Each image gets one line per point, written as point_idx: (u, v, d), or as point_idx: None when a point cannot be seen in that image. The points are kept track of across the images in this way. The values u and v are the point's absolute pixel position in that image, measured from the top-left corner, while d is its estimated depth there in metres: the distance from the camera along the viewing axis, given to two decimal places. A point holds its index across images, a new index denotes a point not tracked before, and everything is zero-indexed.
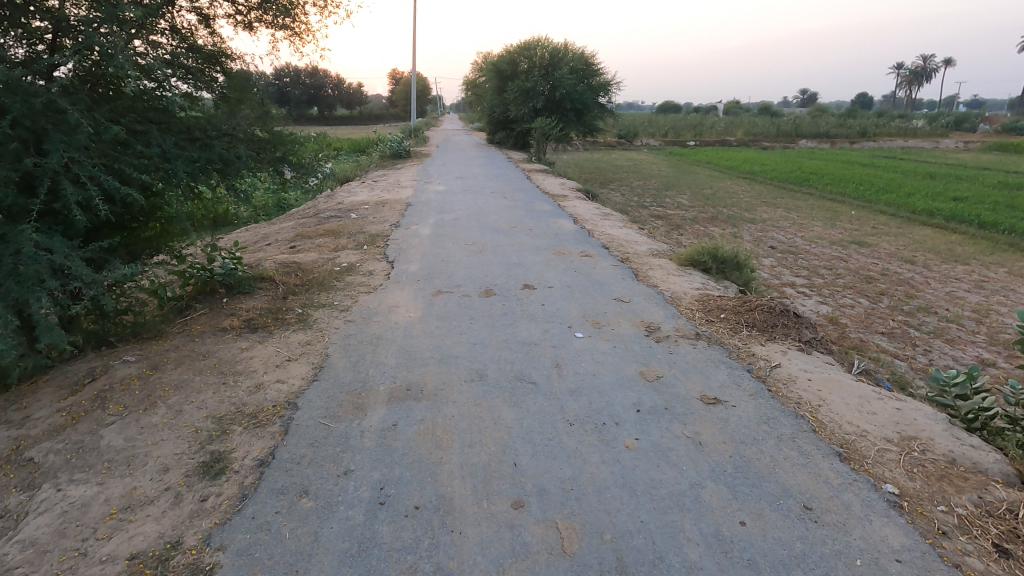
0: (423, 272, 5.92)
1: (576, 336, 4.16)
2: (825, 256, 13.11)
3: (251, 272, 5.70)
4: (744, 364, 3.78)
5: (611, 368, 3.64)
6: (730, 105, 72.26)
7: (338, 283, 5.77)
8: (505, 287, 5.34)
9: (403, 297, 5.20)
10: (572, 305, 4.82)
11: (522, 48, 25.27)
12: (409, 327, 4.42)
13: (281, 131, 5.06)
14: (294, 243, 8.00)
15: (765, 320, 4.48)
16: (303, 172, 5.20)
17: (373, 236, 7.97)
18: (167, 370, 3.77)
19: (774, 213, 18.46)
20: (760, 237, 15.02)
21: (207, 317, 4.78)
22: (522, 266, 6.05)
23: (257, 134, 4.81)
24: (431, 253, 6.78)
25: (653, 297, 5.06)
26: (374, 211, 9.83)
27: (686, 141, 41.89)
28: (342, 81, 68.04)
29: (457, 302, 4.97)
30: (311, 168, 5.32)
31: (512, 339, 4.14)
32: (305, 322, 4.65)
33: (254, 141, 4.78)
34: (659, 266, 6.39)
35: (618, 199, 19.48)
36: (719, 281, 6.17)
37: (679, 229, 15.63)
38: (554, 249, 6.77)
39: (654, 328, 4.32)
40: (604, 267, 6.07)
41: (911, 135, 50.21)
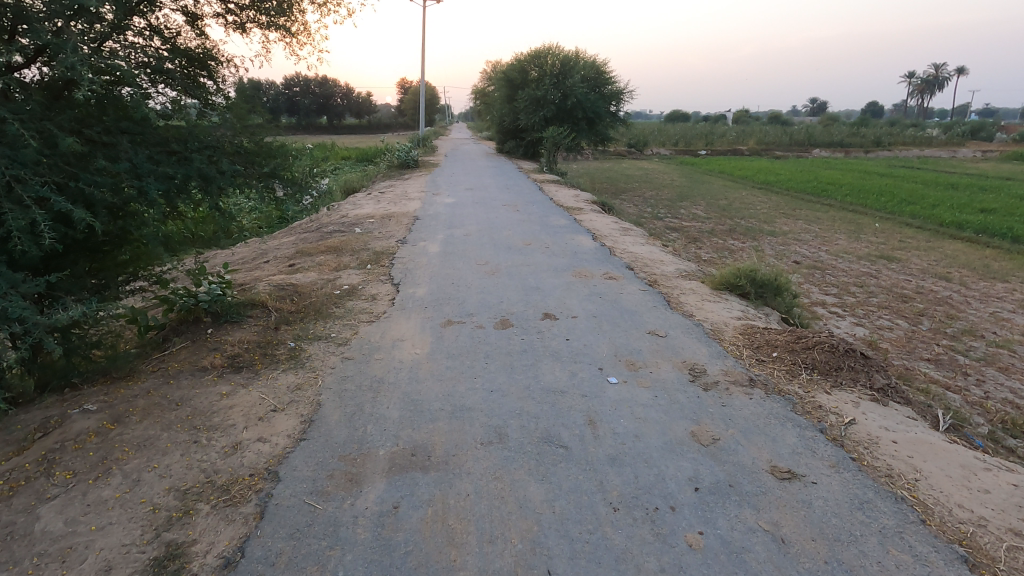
0: (432, 298, 5.36)
1: (609, 383, 3.57)
2: (854, 272, 12.44)
3: (241, 298, 5.17)
4: (813, 422, 3.17)
5: (656, 427, 3.04)
6: (740, 114, 72.14)
7: (338, 309, 5.22)
8: (522, 318, 4.76)
9: (408, 328, 4.63)
10: (601, 342, 4.22)
11: (532, 56, 24.78)
12: (416, 367, 3.84)
13: (275, 142, 4.50)
14: (293, 261, 7.49)
15: (827, 362, 3.86)
16: (299, 189, 4.65)
17: (378, 254, 7.44)
18: (131, 424, 3.21)
19: (794, 225, 17.80)
20: (783, 251, 14.39)
21: (187, 351, 4.23)
22: (540, 291, 5.48)
23: (245, 146, 4.23)
24: (440, 274, 6.22)
25: (691, 331, 4.45)
26: (379, 226, 9.31)
27: (697, 151, 41.38)
28: (352, 91, 68.28)
29: (469, 336, 4.39)
30: (309, 185, 4.79)
31: (535, 385, 3.54)
32: (297, 359, 4.09)
33: (243, 154, 4.21)
34: (691, 291, 5.81)
35: (632, 211, 18.93)
36: (759, 308, 5.57)
37: (697, 242, 15.04)
38: (574, 271, 6.18)
39: (698, 372, 3.71)
40: (631, 292, 5.49)
41: (927, 144, 49.36)
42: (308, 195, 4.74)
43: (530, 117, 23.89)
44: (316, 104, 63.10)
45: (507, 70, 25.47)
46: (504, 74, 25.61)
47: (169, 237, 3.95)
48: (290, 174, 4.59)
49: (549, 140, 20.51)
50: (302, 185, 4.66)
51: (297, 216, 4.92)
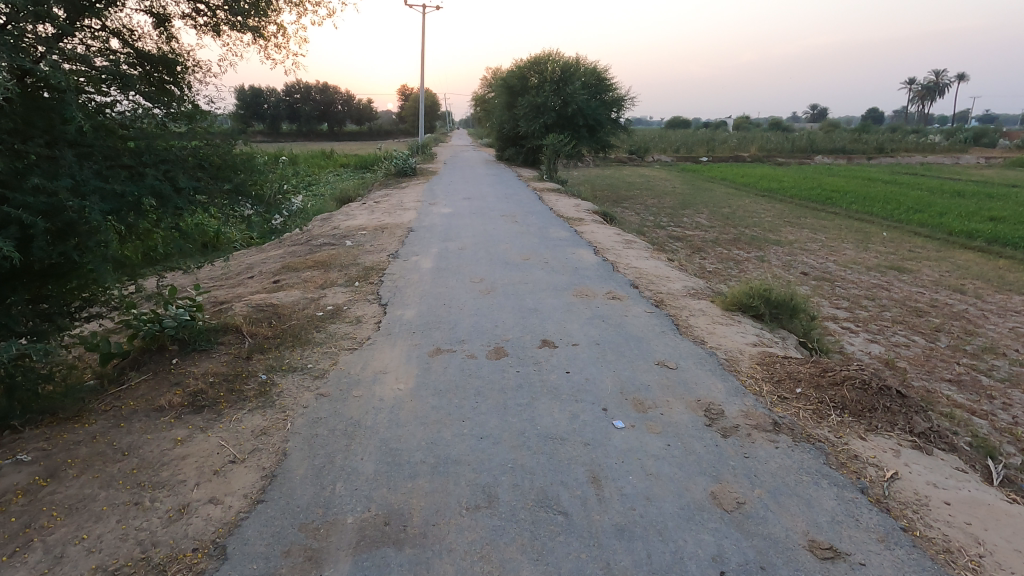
0: (420, 321, 4.95)
1: (616, 428, 3.14)
2: (864, 284, 12.03)
3: (214, 322, 4.77)
4: (852, 478, 2.75)
5: (671, 486, 2.62)
6: (741, 120, 71.91)
7: (318, 334, 4.82)
8: (518, 345, 4.34)
9: (392, 358, 4.21)
10: (605, 375, 3.79)
11: (531, 63, 24.50)
12: (397, 408, 3.42)
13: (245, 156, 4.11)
14: (278, 278, 7.10)
15: (858, 402, 3.44)
16: (273, 206, 4.26)
17: (367, 270, 7.05)
18: (66, 480, 2.79)
19: (799, 234, 17.41)
20: (790, 262, 13.99)
21: (147, 387, 3.82)
22: (538, 314, 5.07)
23: (210, 159, 3.85)
24: (431, 293, 5.82)
25: (704, 362, 4.03)
26: (372, 238, 8.91)
27: (698, 158, 41.10)
28: (352, 98, 68.17)
29: (458, 367, 3.98)
30: (283, 202, 4.40)
31: (531, 430, 3.12)
32: (266, 396, 3.67)
33: (207, 168, 3.82)
34: (700, 312, 5.40)
35: (634, 219, 18.55)
36: (775, 330, 5.15)
37: (701, 253, 14.64)
38: (575, 290, 5.77)
39: (715, 414, 3.29)
40: (636, 315, 5.08)
41: (929, 151, 49.07)
42: (283, 213, 4.36)
43: (530, 124, 23.58)
44: (317, 111, 62.98)
45: (506, 77, 25.19)
46: (503, 81, 25.33)
47: (122, 261, 3.56)
48: (262, 190, 4.21)
49: (549, 147, 20.17)
50: (276, 203, 4.28)
51: (270, 236, 4.52)
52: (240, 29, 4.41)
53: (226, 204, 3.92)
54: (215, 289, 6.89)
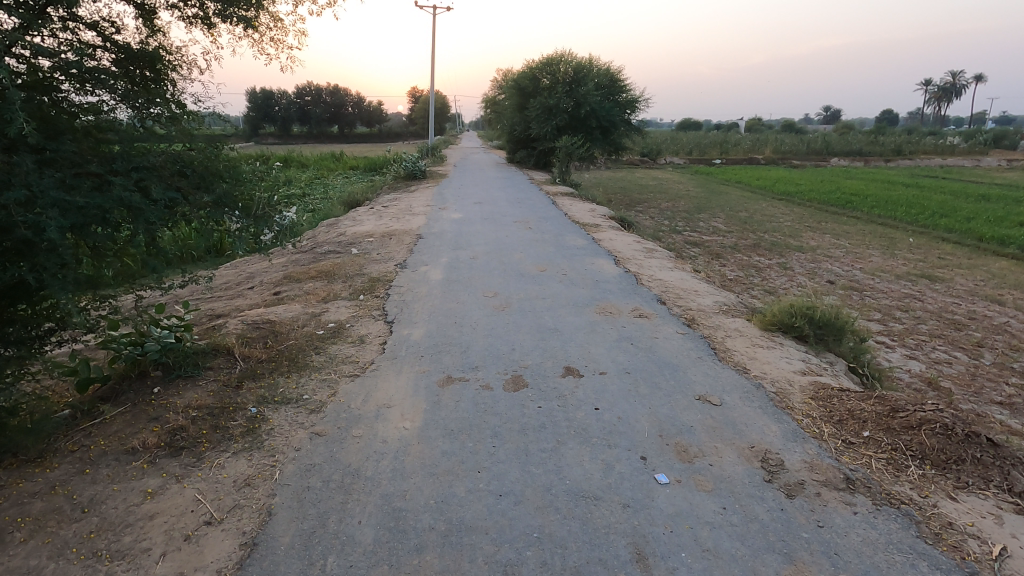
0: (429, 342, 4.50)
1: (658, 484, 2.66)
2: (895, 294, 11.44)
3: (204, 343, 4.35)
4: (956, 559, 2.24)
5: (735, 569, 2.14)
6: (754, 122, 71.03)
7: (318, 356, 4.40)
8: (538, 374, 3.88)
9: (398, 388, 3.76)
10: (640, 413, 3.32)
11: (544, 63, 24.03)
12: (402, 455, 2.96)
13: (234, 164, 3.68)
14: (278, 289, 6.71)
15: (941, 452, 2.94)
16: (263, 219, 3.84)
17: (373, 281, 6.64)
18: (10, 548, 2.35)
19: (821, 240, 16.81)
20: (814, 269, 13.43)
21: (122, 421, 3.40)
22: (559, 335, 4.60)
23: (193, 166, 3.40)
24: (441, 309, 5.38)
25: (750, 397, 3.54)
26: (379, 245, 8.50)
27: (712, 160, 40.48)
28: (362, 100, 68.18)
29: (472, 401, 3.51)
30: (275, 215, 3.99)
31: (559, 486, 2.65)
32: (254, 435, 3.23)
33: (189, 177, 3.36)
34: (736, 333, 4.91)
35: (648, 224, 18.06)
36: (821, 355, 4.65)
37: (720, 259, 14.11)
38: (597, 306, 5.31)
39: (774, 466, 2.79)
40: (668, 336, 4.59)
41: (949, 153, 48.05)
42: (274, 227, 3.94)
43: (542, 126, 23.16)
44: (327, 113, 63.03)
45: (517, 78, 24.76)
46: (514, 82, 24.85)
47: (90, 282, 3.11)
48: (254, 198, 3.78)
49: (562, 150, 19.74)
50: (268, 216, 3.86)
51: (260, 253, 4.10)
52: (231, 22, 3.97)
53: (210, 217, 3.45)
54: (212, 302, 6.51)
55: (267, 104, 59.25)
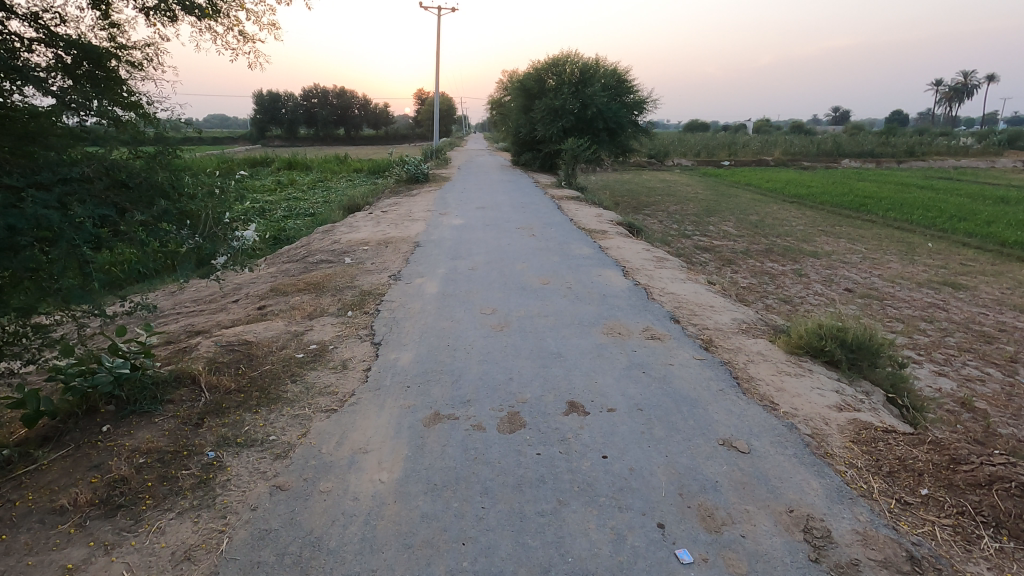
0: (417, 369, 4.05)
1: (680, 564, 2.19)
2: (918, 303, 10.87)
3: (167, 371, 3.91)
4: None
5: None
6: (763, 123, 70.30)
7: (295, 384, 3.96)
8: (538, 410, 3.41)
9: (378, 427, 3.30)
10: (656, 463, 2.84)
11: (550, 64, 23.61)
12: (374, 519, 2.50)
13: (187, 175, 3.25)
14: (264, 303, 6.30)
15: (1021, 520, 2.44)
16: (218, 236, 3.44)
17: (364, 294, 6.21)
18: None
19: (836, 245, 16.24)
20: (830, 276, 12.89)
21: (60, 468, 2.97)
22: (562, 361, 4.13)
23: (132, 177, 2.92)
24: (434, 328, 4.93)
25: (783, 441, 3.06)
26: (374, 254, 8.06)
27: (720, 162, 39.88)
28: (368, 102, 68.01)
29: (461, 446, 3.05)
30: (231, 234, 3.63)
31: (558, 567, 2.18)
32: (206, 488, 2.79)
33: (131, 190, 2.91)
34: (759, 357, 4.43)
35: (657, 227, 17.57)
36: (855, 383, 4.17)
37: (731, 265, 13.61)
38: (604, 326, 4.84)
39: (821, 541, 2.31)
40: (685, 363, 4.11)
41: (963, 154, 47.20)
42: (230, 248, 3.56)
43: (548, 128, 22.76)
44: (333, 115, 62.86)
45: (522, 79, 24.34)
46: (519, 83, 24.41)
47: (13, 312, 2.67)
48: (212, 210, 3.34)
49: (568, 152, 19.28)
50: (226, 235, 3.52)
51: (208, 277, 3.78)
52: (193, 14, 3.58)
53: (159, 237, 2.98)
54: (192, 317, 6.10)
55: (273, 107, 59.26)
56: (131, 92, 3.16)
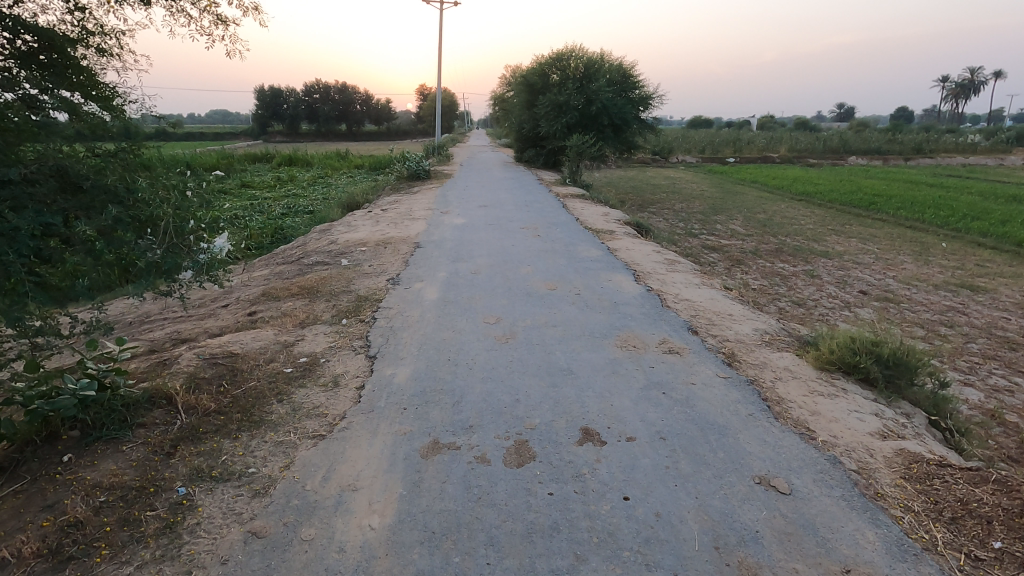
0: (414, 389, 3.69)
1: None
2: (936, 307, 10.48)
3: (140, 390, 3.56)
4: None
5: None
6: (767, 120, 69.72)
7: (281, 405, 3.62)
8: (548, 439, 3.06)
9: (369, 459, 2.95)
10: (684, 508, 2.48)
11: (553, 59, 23.17)
12: None
13: (148, 177, 2.89)
14: (254, 308, 5.95)
15: None
16: (184, 247, 3.09)
17: (360, 299, 5.87)
18: None
19: (847, 245, 15.82)
20: (844, 277, 12.50)
21: (10, 507, 2.63)
22: (574, 379, 3.77)
23: (82, 181, 2.58)
24: (434, 339, 4.57)
25: (827, 480, 2.70)
26: (372, 256, 7.70)
27: (725, 159, 39.41)
28: (370, 98, 67.54)
29: (463, 483, 2.70)
30: (197, 246, 3.21)
31: None
32: (171, 535, 2.45)
33: (84, 194, 2.59)
34: (788, 374, 4.07)
35: (664, 226, 17.17)
36: (895, 404, 3.81)
37: (741, 265, 13.22)
38: (617, 339, 4.48)
39: None
40: (708, 382, 3.75)
41: (970, 152, 46.60)
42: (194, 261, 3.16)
43: (552, 124, 22.35)
44: (335, 110, 62.42)
45: (526, 74, 23.91)
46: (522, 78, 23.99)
47: None
48: (180, 217, 2.97)
49: (573, 149, 18.87)
50: (193, 245, 3.15)
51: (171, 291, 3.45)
52: None
53: (112, 246, 2.62)
54: (178, 325, 5.76)
55: (274, 102, 58.85)
56: (91, 82, 2.82)
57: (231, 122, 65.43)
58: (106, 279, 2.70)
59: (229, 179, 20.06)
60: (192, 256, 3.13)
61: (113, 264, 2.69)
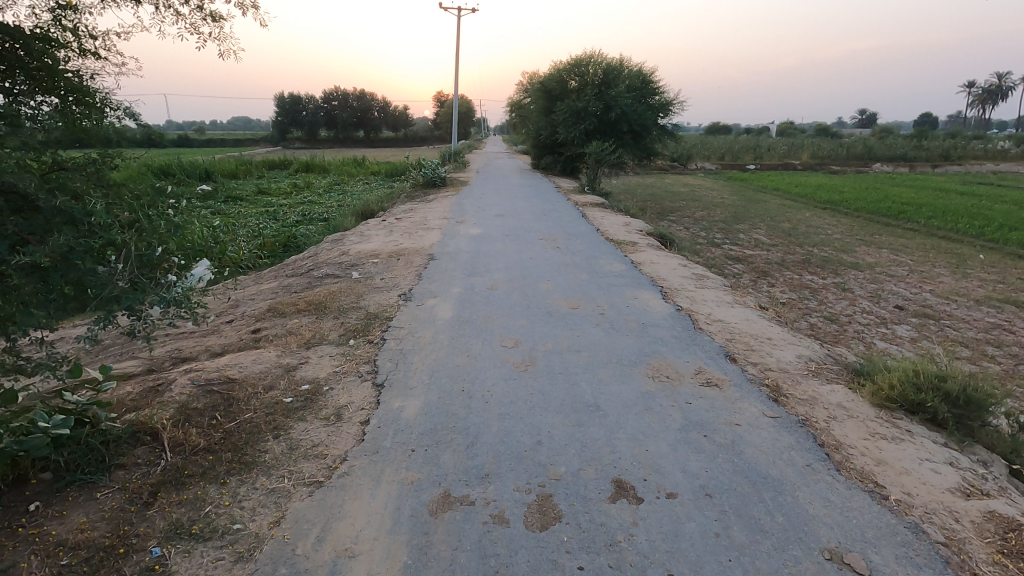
0: (423, 427, 3.31)
1: None
2: (980, 324, 9.86)
3: (123, 423, 3.22)
4: None
5: None
6: (787, 127, 68.65)
7: (277, 442, 3.27)
8: (576, 493, 2.66)
9: (370, 515, 2.57)
10: None
11: (572, 64, 22.80)
12: None
13: (111, 197, 2.57)
14: (259, 325, 5.65)
15: None
16: (149, 278, 2.69)
17: (370, 316, 5.54)
18: None
19: (878, 256, 15.18)
20: (877, 290, 11.92)
21: None
22: (601, 417, 3.35)
23: (32, 196, 2.26)
24: (446, 365, 4.19)
25: (912, 557, 2.27)
26: (384, 268, 7.36)
27: (746, 165, 38.67)
28: (388, 105, 67.86)
29: (477, 552, 2.31)
30: (165, 280, 2.80)
31: None
32: None
33: (38, 215, 2.29)
34: (843, 411, 3.62)
35: (684, 236, 16.68)
36: (969, 449, 3.34)
37: (767, 277, 12.69)
38: (647, 368, 4.06)
39: None
40: (755, 422, 3.32)
41: (1000, 159, 45.30)
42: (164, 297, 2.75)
43: (570, 131, 21.97)
44: (353, 117, 62.82)
45: (544, 80, 23.55)
46: (540, 85, 23.65)
47: None
48: (146, 243, 2.60)
49: (592, 156, 18.42)
50: (159, 278, 2.75)
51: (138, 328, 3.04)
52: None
53: (62, 276, 2.31)
54: (179, 342, 5.47)
55: (294, 109, 59.44)
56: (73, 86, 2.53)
57: (252, 129, 66.22)
58: (57, 311, 2.40)
59: (245, 186, 20.01)
60: (159, 291, 2.69)
61: (62, 296, 2.39)
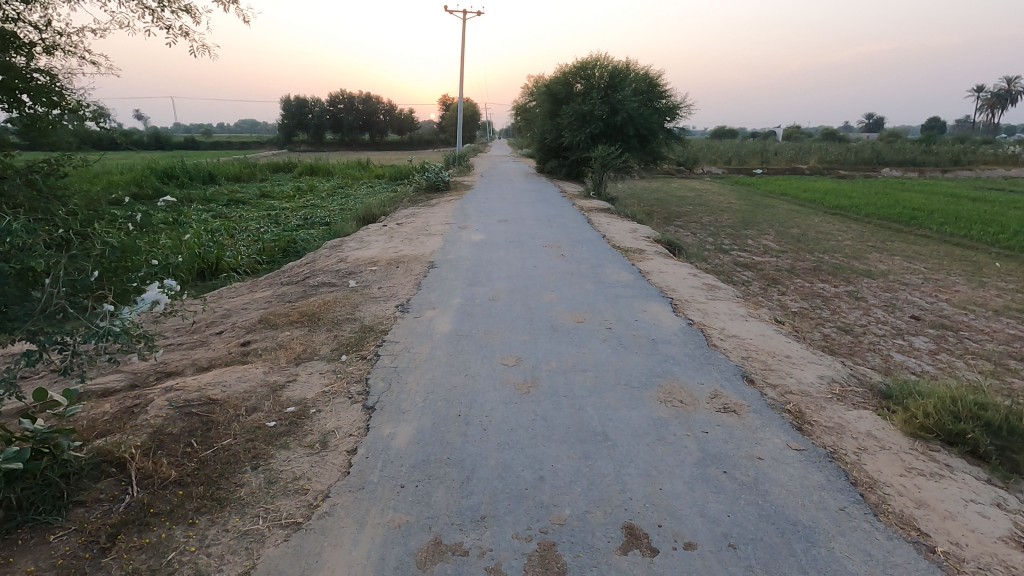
0: (415, 460, 3.01)
1: None
2: (1000, 336, 9.49)
3: (86, 453, 2.95)
4: None
5: None
6: (793, 131, 68.25)
7: (255, 474, 2.99)
8: (583, 542, 2.36)
9: (351, 567, 2.29)
10: None
11: (578, 67, 22.57)
12: None
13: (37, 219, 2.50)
14: (250, 336, 5.40)
15: None
16: (81, 308, 2.47)
17: (365, 329, 5.27)
18: None
19: (891, 263, 14.81)
20: (892, 299, 11.56)
21: None
22: (610, 450, 3.05)
23: None
24: (442, 386, 3.91)
25: None
26: (382, 276, 7.12)
27: (753, 170, 38.25)
28: (393, 108, 67.83)
29: None
30: (101, 309, 2.56)
31: None
32: None
33: None
34: (875, 442, 3.31)
35: (692, 242, 16.36)
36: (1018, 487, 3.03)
37: (778, 285, 12.36)
38: (659, 391, 3.77)
39: None
40: (780, 456, 3.02)
41: (1011, 164, 44.69)
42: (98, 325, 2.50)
43: (575, 135, 21.73)
44: (359, 120, 62.82)
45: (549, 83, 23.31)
46: (545, 88, 23.39)
47: None
48: (80, 269, 2.47)
49: (597, 160, 18.00)
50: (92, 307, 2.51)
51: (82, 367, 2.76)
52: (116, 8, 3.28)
53: None
54: (165, 354, 5.23)
55: (300, 112, 59.51)
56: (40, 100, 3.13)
57: (258, 131, 66.34)
58: None
59: (248, 189, 19.83)
60: (90, 321, 2.45)
61: None
